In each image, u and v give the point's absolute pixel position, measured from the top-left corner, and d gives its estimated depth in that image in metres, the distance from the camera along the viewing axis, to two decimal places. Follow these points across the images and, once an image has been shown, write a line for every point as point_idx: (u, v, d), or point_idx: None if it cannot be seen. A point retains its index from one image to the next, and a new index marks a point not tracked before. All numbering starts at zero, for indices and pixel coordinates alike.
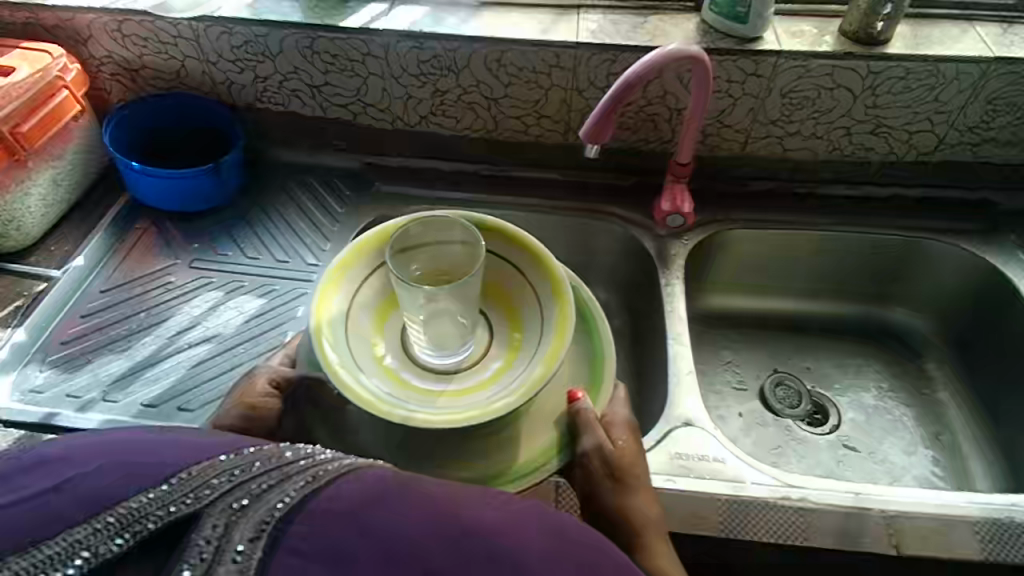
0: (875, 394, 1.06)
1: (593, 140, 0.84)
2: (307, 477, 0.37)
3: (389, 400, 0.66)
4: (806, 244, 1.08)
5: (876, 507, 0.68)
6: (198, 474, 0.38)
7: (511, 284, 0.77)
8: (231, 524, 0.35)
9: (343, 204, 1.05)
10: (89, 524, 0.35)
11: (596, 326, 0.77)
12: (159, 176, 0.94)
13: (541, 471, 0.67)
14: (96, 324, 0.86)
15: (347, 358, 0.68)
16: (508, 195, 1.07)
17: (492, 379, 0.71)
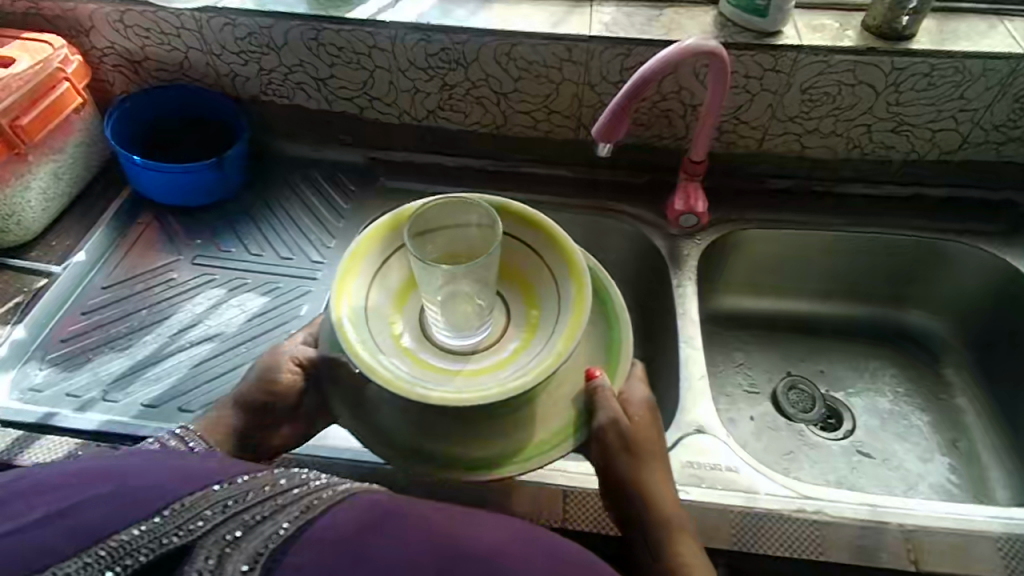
0: (890, 398, 1.03)
1: (605, 139, 0.82)
2: (302, 506, 0.42)
3: (408, 381, 0.63)
4: (822, 244, 1.05)
5: (893, 520, 0.66)
6: (191, 506, 0.43)
7: (526, 264, 0.74)
8: (222, 556, 0.39)
9: (348, 200, 1.03)
10: (80, 558, 0.39)
11: (610, 300, 0.72)
12: (161, 170, 0.92)
13: (558, 450, 0.64)
14: (96, 321, 0.85)
15: (368, 340, 0.66)
16: (516, 192, 1.04)
17: (511, 359, 0.69)
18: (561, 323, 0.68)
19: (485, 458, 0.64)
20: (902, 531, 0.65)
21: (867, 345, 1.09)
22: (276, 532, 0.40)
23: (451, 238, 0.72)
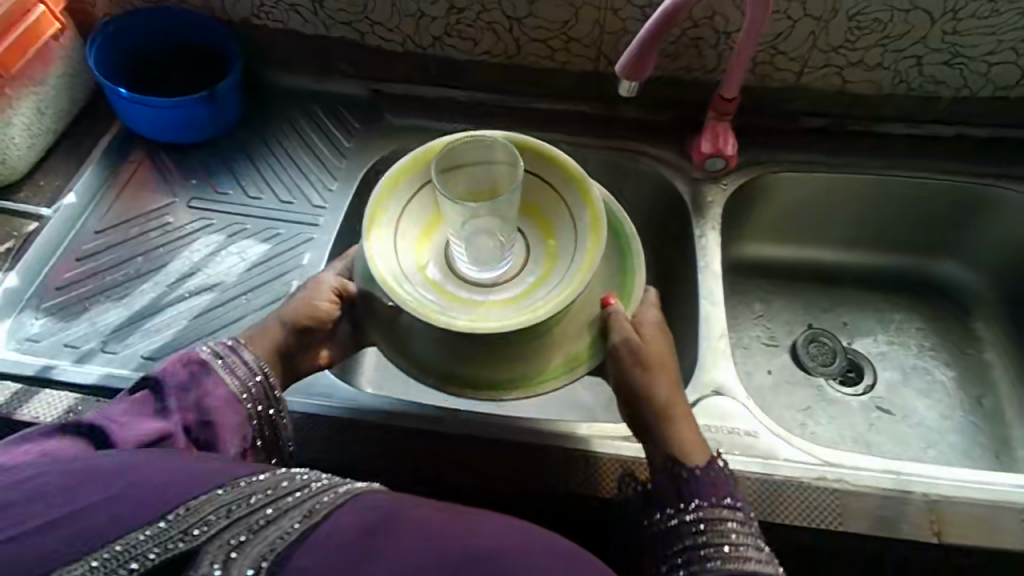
0: (915, 352, 0.99)
1: (631, 77, 0.75)
2: (303, 513, 0.47)
3: (438, 309, 0.67)
4: (856, 190, 0.98)
5: (918, 490, 0.63)
6: (194, 511, 0.46)
7: (545, 199, 0.75)
8: (228, 560, 0.42)
9: (351, 137, 0.96)
10: (87, 561, 0.42)
11: (624, 233, 0.75)
12: (151, 105, 0.86)
13: (576, 374, 0.69)
14: (92, 268, 0.82)
15: (398, 271, 0.69)
16: (529, 130, 0.97)
17: (532, 289, 0.72)
18: (579, 254, 0.70)
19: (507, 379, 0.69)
20: (926, 501, 0.63)
21: (896, 297, 1.04)
22: (282, 536, 0.44)
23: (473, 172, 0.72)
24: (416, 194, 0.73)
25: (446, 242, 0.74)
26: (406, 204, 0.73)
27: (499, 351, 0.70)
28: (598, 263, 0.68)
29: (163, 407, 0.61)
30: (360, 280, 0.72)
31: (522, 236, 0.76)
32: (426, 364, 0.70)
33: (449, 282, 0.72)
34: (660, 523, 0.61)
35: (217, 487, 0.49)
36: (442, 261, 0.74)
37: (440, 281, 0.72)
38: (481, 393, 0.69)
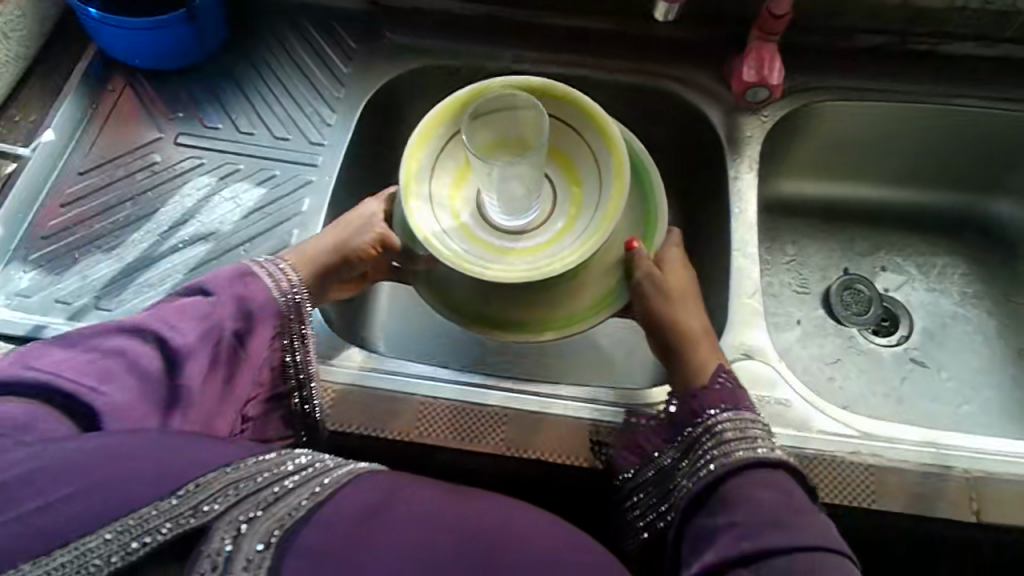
0: (958, 301, 0.93)
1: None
2: (311, 491, 0.44)
3: (474, 259, 0.65)
4: (913, 121, 0.88)
5: (959, 465, 0.60)
6: (205, 486, 0.42)
7: (568, 139, 0.70)
8: (239, 536, 0.40)
9: (348, 61, 0.86)
10: (100, 534, 0.39)
11: (646, 174, 0.71)
12: (126, 26, 0.76)
13: (598, 318, 0.67)
14: (78, 215, 0.76)
15: (427, 221, 0.67)
16: (547, 52, 0.86)
17: (560, 235, 0.68)
18: (603, 200, 0.67)
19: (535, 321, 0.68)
20: (966, 477, 0.60)
21: (942, 240, 0.96)
22: (290, 513, 0.42)
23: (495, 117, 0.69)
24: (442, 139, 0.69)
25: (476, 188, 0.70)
26: (433, 151, 0.69)
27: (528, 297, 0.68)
28: (621, 211, 0.65)
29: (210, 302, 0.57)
30: (402, 236, 0.70)
31: (548, 179, 0.71)
32: (462, 305, 0.69)
33: (481, 227, 0.68)
34: (669, 462, 0.60)
35: (224, 463, 0.45)
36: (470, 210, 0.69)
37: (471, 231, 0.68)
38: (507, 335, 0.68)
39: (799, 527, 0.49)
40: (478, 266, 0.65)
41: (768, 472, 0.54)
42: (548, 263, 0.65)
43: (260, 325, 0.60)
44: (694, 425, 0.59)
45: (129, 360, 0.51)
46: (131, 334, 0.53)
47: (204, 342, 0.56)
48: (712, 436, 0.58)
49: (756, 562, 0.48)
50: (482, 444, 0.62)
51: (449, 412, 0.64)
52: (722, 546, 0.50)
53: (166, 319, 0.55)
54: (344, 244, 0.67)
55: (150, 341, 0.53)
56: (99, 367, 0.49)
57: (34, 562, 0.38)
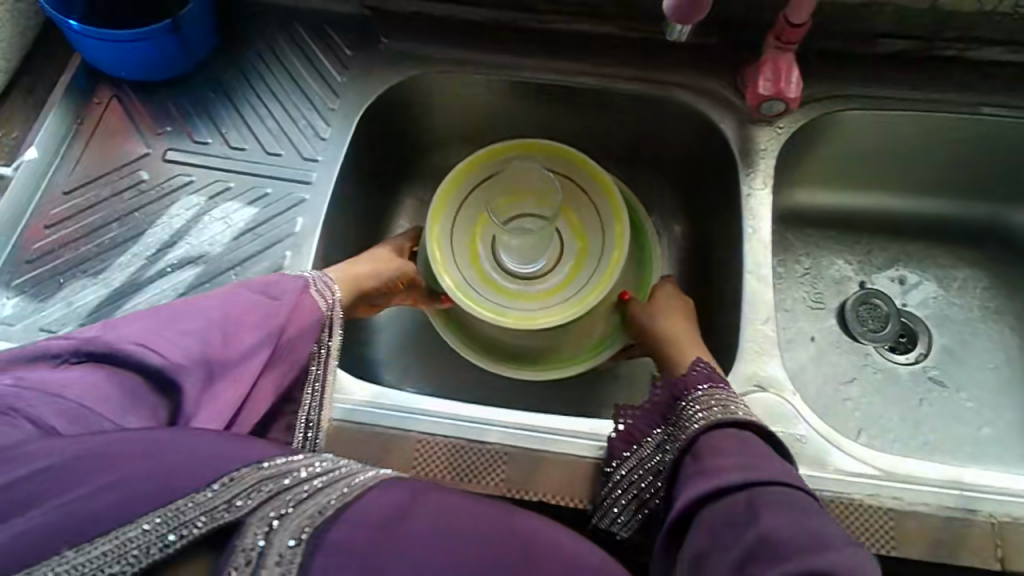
0: (980, 316, 0.89)
1: (682, 20, 0.65)
2: (340, 491, 0.43)
3: (495, 308, 0.78)
4: (938, 131, 0.83)
5: (983, 509, 0.57)
6: (238, 481, 0.42)
7: (578, 201, 0.82)
8: (271, 531, 0.39)
9: (343, 69, 0.82)
10: (138, 524, 0.38)
11: (645, 240, 0.84)
12: (110, 39, 0.73)
13: (595, 357, 0.80)
14: (61, 238, 0.73)
15: (455, 270, 0.79)
16: (551, 59, 0.82)
17: (566, 283, 0.80)
18: (604, 259, 0.80)
19: (541, 359, 0.80)
20: (990, 523, 0.57)
21: (963, 251, 0.92)
22: (321, 510, 0.41)
23: (517, 182, 0.82)
24: (469, 200, 0.81)
25: (495, 239, 0.81)
26: (459, 209, 0.81)
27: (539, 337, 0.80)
28: (618, 273, 0.79)
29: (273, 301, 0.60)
30: (425, 275, 0.82)
31: (559, 233, 0.82)
32: (482, 341, 0.81)
33: (500, 276, 0.80)
34: (658, 444, 0.59)
35: (256, 459, 0.44)
36: (490, 258, 0.81)
37: (491, 276, 0.80)
38: (520, 368, 0.80)
39: (764, 467, 0.51)
40: (497, 314, 0.77)
41: (733, 430, 0.56)
42: (556, 312, 0.78)
43: (308, 328, 0.62)
44: (676, 405, 0.61)
45: (203, 341, 0.53)
46: (212, 326, 0.55)
47: (267, 339, 0.58)
48: (692, 408, 0.59)
49: (726, 497, 0.49)
50: (482, 484, 0.60)
51: (447, 450, 0.61)
52: (693, 486, 0.52)
53: (241, 317, 0.57)
54: (385, 265, 0.75)
55: (225, 329, 0.55)
56: (178, 345, 0.52)
57: (77, 549, 0.37)
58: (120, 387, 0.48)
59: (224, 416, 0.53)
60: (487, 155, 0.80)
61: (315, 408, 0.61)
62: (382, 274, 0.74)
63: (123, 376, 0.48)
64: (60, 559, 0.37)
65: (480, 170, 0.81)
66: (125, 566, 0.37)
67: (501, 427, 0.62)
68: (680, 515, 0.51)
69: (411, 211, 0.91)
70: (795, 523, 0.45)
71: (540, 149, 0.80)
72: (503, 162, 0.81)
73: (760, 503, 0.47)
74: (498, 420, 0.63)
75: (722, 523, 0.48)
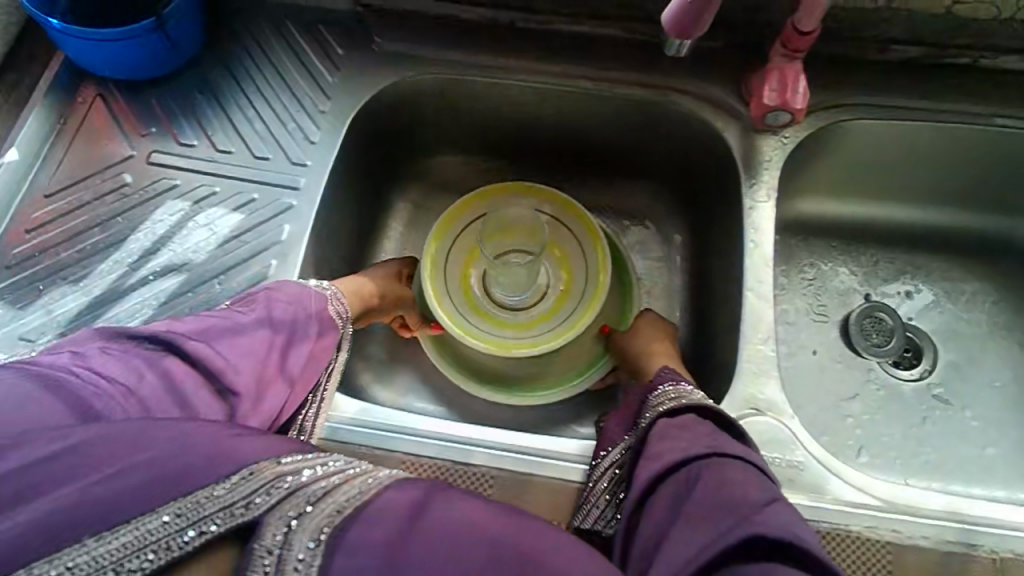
0: (988, 331, 0.86)
1: (681, 36, 0.63)
2: (361, 490, 0.42)
3: (481, 332, 0.80)
4: (967, 147, 0.81)
5: (985, 545, 0.56)
6: (257, 475, 0.42)
7: (565, 237, 0.83)
8: (290, 531, 0.38)
9: (335, 68, 0.80)
10: (158, 515, 0.38)
11: (626, 277, 0.85)
12: (93, 38, 0.70)
13: (577, 384, 0.81)
14: (42, 243, 0.71)
15: (445, 297, 0.81)
16: (551, 60, 0.79)
17: (550, 314, 0.81)
18: (589, 291, 0.81)
19: (527, 384, 0.81)
20: (992, 559, 0.55)
21: (973, 264, 0.89)
22: (339, 510, 0.40)
23: (508, 219, 0.82)
24: (462, 234, 0.83)
25: (484, 271, 0.82)
26: (454, 242, 0.83)
27: (524, 362, 0.81)
28: (602, 304, 0.80)
29: (290, 293, 0.63)
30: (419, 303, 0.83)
31: (546, 267, 0.82)
32: (469, 367, 0.82)
33: (488, 303, 0.81)
34: (631, 441, 0.60)
35: (273, 454, 0.44)
36: (480, 287, 0.82)
37: (481, 303, 0.81)
38: (505, 392, 0.81)
39: (705, 440, 0.54)
40: (483, 339, 0.79)
41: (691, 416, 0.58)
42: (538, 341, 0.80)
43: (326, 328, 0.65)
44: (645, 404, 0.62)
45: (225, 328, 0.57)
46: (259, 322, 0.59)
47: (283, 328, 0.61)
48: (658, 400, 0.61)
49: (672, 475, 0.53)
50: None
51: (433, 471, 0.60)
52: (644, 469, 0.54)
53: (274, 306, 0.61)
54: (382, 285, 0.76)
55: (248, 318, 0.59)
56: (193, 325, 0.56)
57: (98, 538, 0.37)
58: (164, 382, 0.51)
59: (271, 414, 0.57)
60: (483, 193, 0.82)
61: (312, 416, 0.61)
62: (384, 288, 0.76)
63: (155, 352, 0.53)
64: (81, 548, 0.37)
65: (476, 207, 0.83)
66: (144, 562, 0.37)
67: (489, 449, 0.61)
68: (638, 498, 0.53)
69: (404, 215, 0.89)
70: (731, 488, 0.49)
71: (529, 189, 0.82)
72: (497, 200, 0.83)
73: (700, 472, 0.51)
74: (485, 440, 0.61)
75: (673, 498, 0.51)
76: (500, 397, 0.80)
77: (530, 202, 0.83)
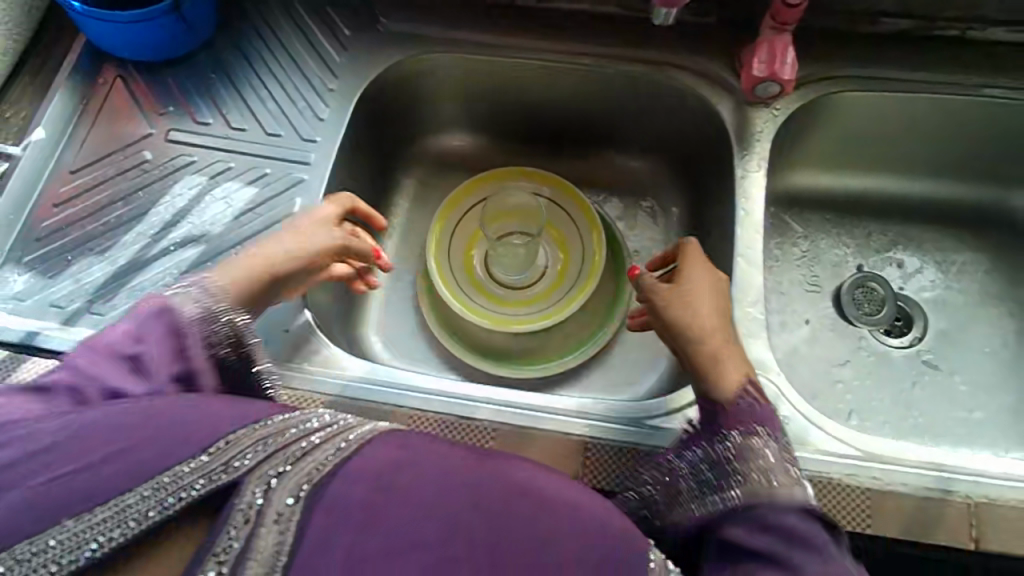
0: (976, 299, 0.88)
1: (668, 4, 0.70)
2: (339, 445, 0.44)
3: (481, 309, 0.85)
4: (959, 118, 0.83)
5: (961, 491, 0.58)
6: (235, 442, 0.42)
7: (561, 219, 0.87)
8: (270, 489, 0.40)
9: (342, 48, 0.83)
10: (137, 491, 0.38)
11: (621, 256, 0.88)
12: (114, 20, 0.74)
13: (570, 359, 0.84)
14: (69, 216, 0.75)
15: (447, 272, 0.86)
16: (551, 38, 0.82)
17: (548, 293, 0.86)
18: (584, 270, 0.86)
19: (524, 358, 0.85)
20: (967, 504, 0.58)
21: (964, 235, 0.91)
22: (318, 467, 0.42)
23: (509, 201, 0.86)
24: (465, 215, 0.88)
25: (486, 252, 0.87)
26: (458, 224, 0.87)
27: (523, 337, 0.85)
28: (597, 280, 0.85)
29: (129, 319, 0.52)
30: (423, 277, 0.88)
31: (545, 248, 0.87)
32: (471, 342, 0.85)
33: (487, 282, 0.86)
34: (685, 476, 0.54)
35: (254, 419, 0.44)
36: (483, 266, 0.87)
37: (483, 282, 0.86)
38: (505, 365, 0.84)
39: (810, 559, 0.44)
40: (484, 315, 0.84)
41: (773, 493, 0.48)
42: (535, 318, 0.84)
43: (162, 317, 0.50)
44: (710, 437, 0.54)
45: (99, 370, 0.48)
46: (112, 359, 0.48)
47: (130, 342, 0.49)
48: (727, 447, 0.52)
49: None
50: None
51: (436, 426, 0.63)
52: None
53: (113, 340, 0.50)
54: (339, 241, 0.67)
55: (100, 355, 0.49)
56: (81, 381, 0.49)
57: (77, 518, 0.37)
58: None
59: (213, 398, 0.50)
60: (486, 177, 0.87)
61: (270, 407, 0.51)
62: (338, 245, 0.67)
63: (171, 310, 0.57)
64: (61, 528, 0.36)
65: (479, 190, 0.87)
66: (127, 531, 0.37)
67: (491, 404, 0.64)
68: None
69: (410, 192, 0.92)
70: None
71: (531, 173, 0.87)
72: (499, 184, 0.87)
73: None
74: (487, 397, 0.65)
75: None
76: (499, 370, 0.84)
77: (529, 185, 0.87)
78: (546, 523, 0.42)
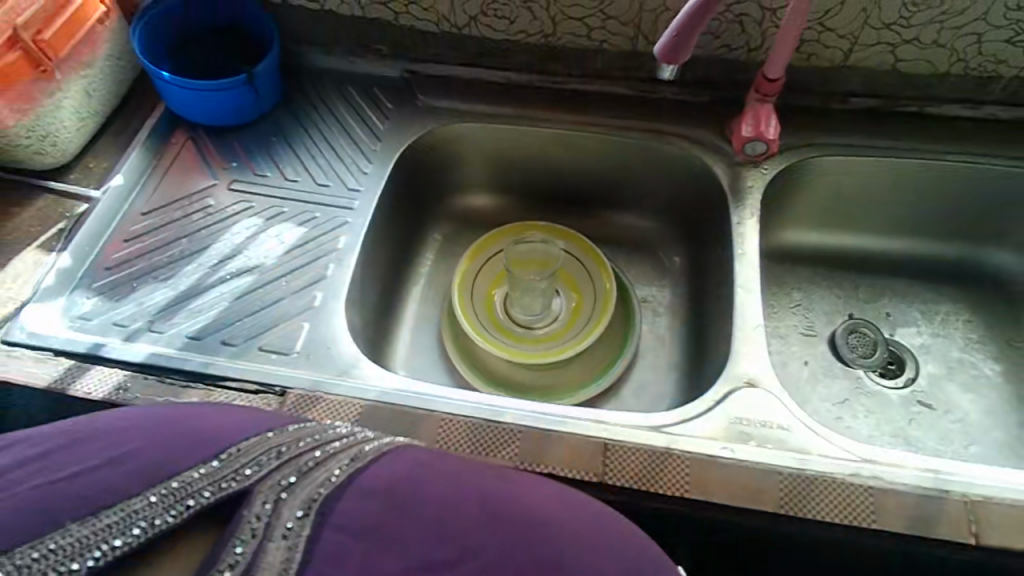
0: (961, 345, 0.95)
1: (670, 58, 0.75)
2: (350, 458, 0.51)
3: (500, 342, 0.91)
4: (926, 181, 0.95)
5: (957, 490, 0.62)
6: (245, 452, 0.50)
7: (574, 265, 0.96)
8: (279, 501, 0.47)
9: (386, 118, 0.96)
10: (146, 497, 0.46)
11: (626, 303, 0.96)
12: (195, 88, 0.86)
13: (591, 387, 0.89)
14: (137, 250, 0.84)
15: (469, 310, 0.93)
16: (568, 110, 0.96)
17: (564, 329, 0.93)
18: (597, 308, 0.93)
19: (540, 390, 0.90)
20: (963, 502, 0.62)
21: (943, 287, 1.00)
22: (328, 479, 0.48)
23: (526, 250, 0.95)
24: (487, 262, 0.97)
25: (506, 294, 0.95)
26: (481, 270, 0.96)
27: (541, 370, 0.91)
28: (609, 319, 0.92)
29: None
30: (448, 315, 0.95)
31: (559, 291, 0.95)
32: (490, 373, 0.91)
33: (506, 321, 0.94)
34: None
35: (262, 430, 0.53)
36: (502, 307, 0.94)
37: (503, 321, 0.94)
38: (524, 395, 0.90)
39: None
40: (504, 349, 0.90)
41: None
42: (551, 352, 0.90)
43: None
44: None
45: None
46: None
47: None
48: None
49: None
50: (497, 457, 0.66)
51: (465, 428, 0.68)
52: None
53: None
54: None
55: None
56: None
57: (81, 522, 0.45)
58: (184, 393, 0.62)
59: None
60: (506, 230, 0.97)
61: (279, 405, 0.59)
62: None
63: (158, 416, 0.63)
64: (65, 531, 0.44)
65: (499, 241, 0.97)
66: (129, 536, 0.44)
67: (518, 409, 0.69)
68: None
69: (436, 245, 1.02)
70: None
71: (546, 227, 0.97)
72: (518, 235, 0.97)
73: None
74: (516, 404, 0.70)
75: None
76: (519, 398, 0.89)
77: (544, 237, 0.96)
78: (555, 531, 0.47)
